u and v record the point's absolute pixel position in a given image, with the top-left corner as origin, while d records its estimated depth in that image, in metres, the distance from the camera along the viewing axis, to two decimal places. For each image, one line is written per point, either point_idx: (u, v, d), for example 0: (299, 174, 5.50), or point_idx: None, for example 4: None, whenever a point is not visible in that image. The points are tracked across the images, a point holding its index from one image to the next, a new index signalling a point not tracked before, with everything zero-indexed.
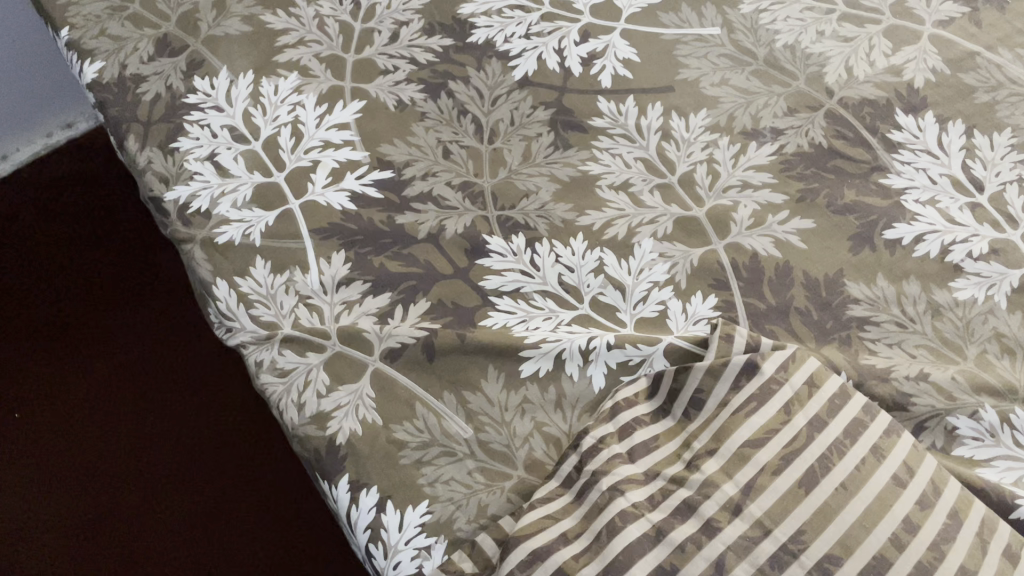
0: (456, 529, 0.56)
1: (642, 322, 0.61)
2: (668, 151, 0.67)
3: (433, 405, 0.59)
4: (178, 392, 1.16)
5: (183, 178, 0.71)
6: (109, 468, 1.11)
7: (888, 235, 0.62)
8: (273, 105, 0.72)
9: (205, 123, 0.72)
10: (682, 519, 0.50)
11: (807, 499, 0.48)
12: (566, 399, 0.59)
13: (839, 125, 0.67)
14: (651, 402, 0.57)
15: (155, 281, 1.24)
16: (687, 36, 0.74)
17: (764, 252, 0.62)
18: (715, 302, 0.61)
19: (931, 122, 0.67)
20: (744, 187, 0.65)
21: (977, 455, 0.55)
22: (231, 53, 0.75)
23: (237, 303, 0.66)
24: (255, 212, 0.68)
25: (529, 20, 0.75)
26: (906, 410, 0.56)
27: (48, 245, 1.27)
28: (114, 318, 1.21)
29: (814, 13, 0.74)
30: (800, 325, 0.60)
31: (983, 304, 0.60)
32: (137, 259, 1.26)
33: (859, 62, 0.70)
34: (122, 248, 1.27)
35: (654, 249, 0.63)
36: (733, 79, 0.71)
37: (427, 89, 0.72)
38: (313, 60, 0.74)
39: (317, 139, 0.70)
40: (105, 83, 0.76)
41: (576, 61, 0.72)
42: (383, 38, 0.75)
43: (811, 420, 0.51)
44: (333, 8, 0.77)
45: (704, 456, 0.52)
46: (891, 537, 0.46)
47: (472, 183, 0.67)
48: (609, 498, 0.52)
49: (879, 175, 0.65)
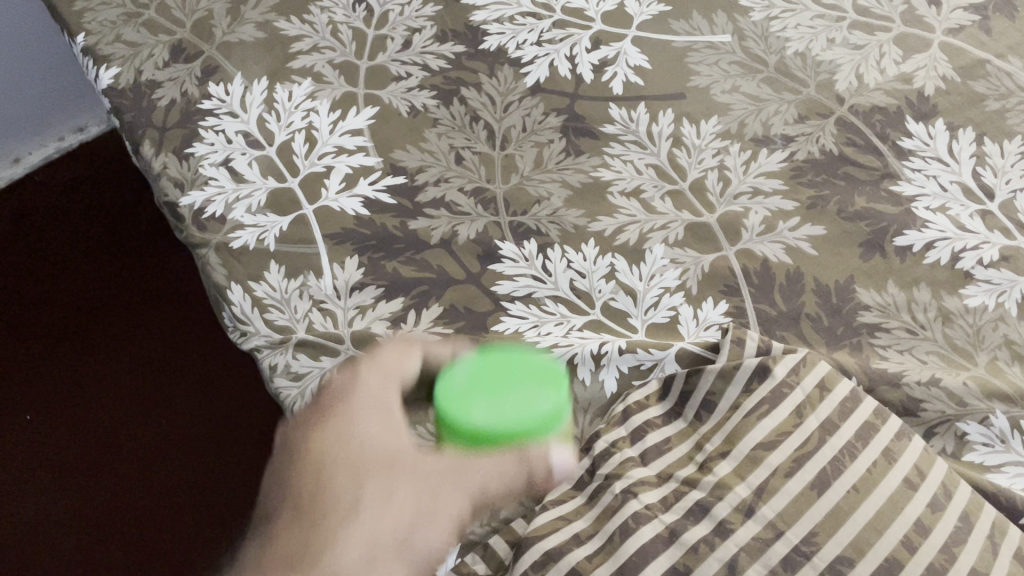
0: (470, 531, 0.56)
1: (653, 327, 0.61)
2: (678, 157, 0.68)
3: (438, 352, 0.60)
4: (187, 394, 1.16)
5: (198, 184, 0.71)
6: (118, 473, 1.11)
7: (899, 243, 0.63)
8: (287, 111, 0.73)
9: (220, 129, 0.73)
10: (695, 521, 0.50)
11: (819, 501, 0.48)
12: (579, 403, 0.60)
13: (850, 132, 0.68)
14: (662, 404, 0.58)
15: (166, 287, 1.25)
16: (698, 43, 0.74)
17: (775, 258, 0.63)
18: (727, 308, 0.61)
19: (942, 129, 0.67)
20: (755, 194, 0.66)
21: (988, 461, 0.55)
22: (246, 59, 0.76)
23: (252, 307, 0.66)
24: (269, 217, 0.68)
25: (541, 27, 0.76)
26: (917, 416, 0.57)
27: (59, 249, 1.27)
28: (125, 324, 1.22)
29: (825, 21, 0.74)
30: (810, 331, 0.60)
31: (994, 310, 0.60)
32: (147, 266, 1.27)
33: (869, 69, 0.71)
34: (133, 254, 1.27)
35: (666, 255, 0.63)
36: (744, 87, 0.71)
37: (439, 96, 0.73)
38: (327, 66, 0.75)
39: (330, 145, 0.71)
40: (120, 89, 0.76)
41: (587, 68, 0.73)
42: (396, 44, 0.76)
43: (824, 423, 0.51)
44: (347, 15, 0.78)
45: (717, 458, 0.52)
46: (904, 539, 0.47)
47: (484, 189, 0.68)
48: (622, 500, 0.52)
49: (890, 182, 0.65)
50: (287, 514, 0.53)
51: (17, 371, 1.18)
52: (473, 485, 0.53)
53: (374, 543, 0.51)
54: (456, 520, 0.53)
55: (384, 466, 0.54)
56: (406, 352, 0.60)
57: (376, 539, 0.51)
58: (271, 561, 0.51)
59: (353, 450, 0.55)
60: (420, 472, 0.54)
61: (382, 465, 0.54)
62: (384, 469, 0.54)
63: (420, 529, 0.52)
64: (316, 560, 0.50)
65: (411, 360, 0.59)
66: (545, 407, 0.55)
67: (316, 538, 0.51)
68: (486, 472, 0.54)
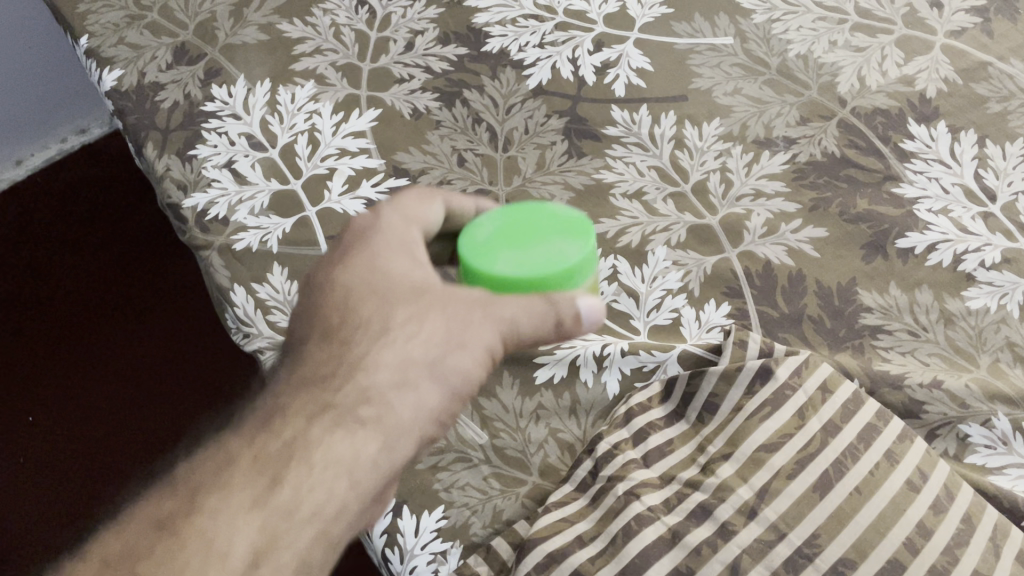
0: (473, 533, 0.56)
1: (655, 330, 0.62)
2: (681, 159, 0.68)
3: (458, 206, 0.55)
4: (190, 388, 1.13)
5: (201, 186, 0.71)
6: (119, 468, 1.07)
7: (900, 245, 0.63)
8: (289, 113, 0.73)
9: (222, 131, 0.73)
10: (698, 522, 0.50)
11: (822, 503, 0.48)
12: (580, 404, 0.59)
13: (852, 134, 0.68)
14: (664, 407, 0.58)
15: (164, 283, 1.23)
16: (700, 45, 0.75)
17: (777, 260, 0.63)
18: (729, 310, 0.61)
19: (944, 131, 0.67)
20: (757, 196, 0.66)
21: (989, 463, 0.55)
22: (249, 61, 0.76)
23: (255, 309, 0.66)
24: (272, 219, 0.68)
25: (543, 30, 0.76)
26: (918, 418, 0.57)
27: (60, 252, 1.27)
28: (123, 322, 1.20)
29: (826, 23, 0.74)
30: (813, 333, 0.60)
31: (996, 312, 0.60)
32: (146, 264, 1.25)
33: (871, 72, 0.71)
34: (131, 253, 1.26)
35: (668, 257, 0.64)
36: (746, 89, 0.71)
37: (442, 98, 0.73)
38: (330, 68, 0.75)
39: (333, 147, 0.71)
40: (123, 91, 0.76)
41: (589, 70, 0.73)
42: (399, 46, 0.76)
43: (826, 425, 0.51)
44: (349, 17, 0.78)
45: (719, 460, 0.53)
46: (906, 541, 0.47)
47: (487, 191, 0.68)
48: (624, 502, 0.52)
49: (892, 184, 0.65)
50: (315, 338, 0.48)
51: (15, 373, 1.16)
52: (509, 312, 0.47)
53: (408, 364, 0.46)
54: (490, 342, 0.47)
55: (412, 305, 0.48)
56: (428, 198, 0.54)
57: (412, 362, 0.46)
58: (301, 375, 0.47)
59: (378, 275, 0.49)
60: (451, 301, 0.48)
61: (411, 292, 0.48)
62: (412, 297, 0.48)
63: (454, 351, 0.47)
64: (354, 369, 0.46)
65: (434, 205, 0.54)
66: (576, 254, 0.51)
67: (344, 354, 0.47)
68: (515, 303, 0.47)
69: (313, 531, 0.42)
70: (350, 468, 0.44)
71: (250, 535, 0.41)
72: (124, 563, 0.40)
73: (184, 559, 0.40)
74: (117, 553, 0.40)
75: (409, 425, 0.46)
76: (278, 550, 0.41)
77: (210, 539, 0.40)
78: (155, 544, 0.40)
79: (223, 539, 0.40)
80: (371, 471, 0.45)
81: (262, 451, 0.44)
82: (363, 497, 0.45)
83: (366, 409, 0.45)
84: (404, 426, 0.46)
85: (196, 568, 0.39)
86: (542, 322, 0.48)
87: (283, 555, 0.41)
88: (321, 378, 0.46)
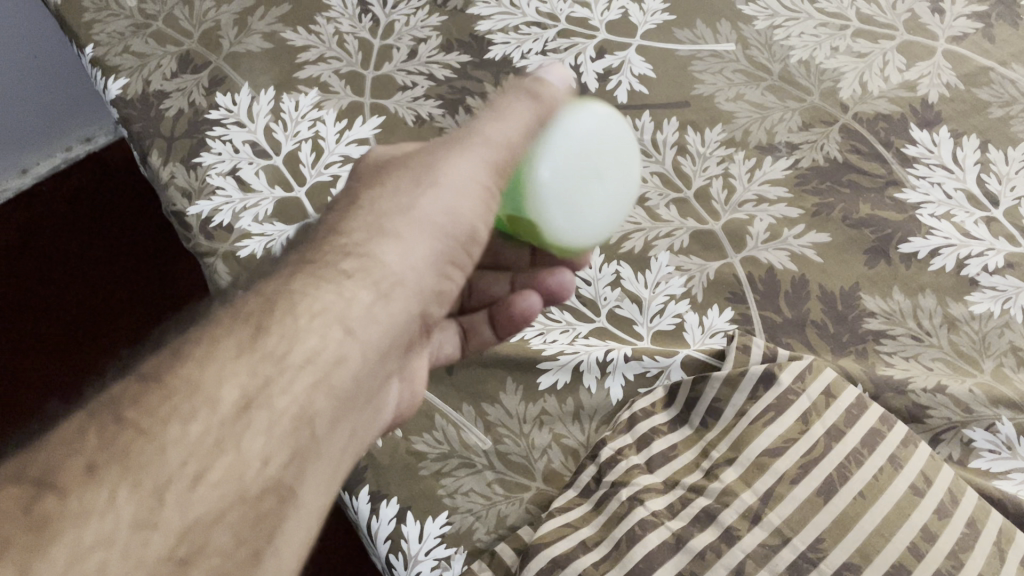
0: (476, 539, 0.56)
1: (658, 335, 0.62)
2: (683, 165, 0.68)
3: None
4: None
5: (206, 193, 0.71)
6: None
7: (904, 249, 0.63)
8: (293, 121, 0.73)
9: (227, 138, 0.73)
10: (702, 528, 0.50)
11: (826, 507, 0.48)
12: (584, 410, 0.60)
13: (855, 139, 0.68)
14: (669, 411, 0.58)
15: (157, 298, 1.25)
16: (702, 52, 0.75)
17: (780, 265, 0.63)
18: (732, 314, 0.62)
19: (946, 137, 0.67)
20: (759, 202, 0.66)
21: (994, 468, 0.55)
22: (253, 70, 0.77)
23: None
24: (277, 226, 0.69)
25: (546, 37, 0.76)
26: (922, 422, 0.57)
27: (53, 265, 1.28)
28: (119, 338, 1.22)
29: (828, 30, 0.74)
30: (816, 338, 0.60)
31: (999, 317, 0.60)
32: (139, 280, 1.26)
33: (873, 77, 0.71)
34: (125, 273, 1.27)
35: (671, 263, 0.64)
36: (748, 95, 0.72)
37: (445, 106, 0.74)
38: (333, 76, 0.75)
39: (337, 154, 0.71)
40: (128, 99, 0.77)
41: (592, 77, 0.73)
42: (401, 54, 0.77)
43: (829, 429, 0.51)
44: (353, 25, 0.78)
45: (723, 465, 0.53)
46: (911, 545, 0.47)
47: None
48: (629, 507, 0.52)
49: (894, 190, 0.65)
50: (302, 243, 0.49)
51: (10, 386, 1.17)
52: (475, 144, 0.49)
53: (381, 217, 0.48)
54: (467, 175, 0.49)
55: (382, 176, 0.50)
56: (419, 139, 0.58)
57: (384, 214, 0.48)
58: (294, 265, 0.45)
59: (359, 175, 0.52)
60: (418, 160, 0.50)
61: (382, 169, 0.51)
62: (386, 171, 0.51)
63: (425, 192, 0.48)
64: (330, 233, 0.47)
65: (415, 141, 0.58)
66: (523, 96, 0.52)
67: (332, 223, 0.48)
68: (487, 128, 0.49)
69: (309, 378, 0.40)
70: (341, 315, 0.43)
71: (241, 383, 0.38)
72: (109, 409, 0.36)
73: (174, 404, 0.36)
74: (101, 402, 0.36)
75: (398, 272, 0.46)
76: (272, 396, 0.38)
77: (198, 382, 0.37)
78: (146, 393, 0.36)
79: (213, 387, 0.37)
80: (363, 317, 0.44)
81: (245, 310, 0.41)
82: (361, 347, 0.43)
83: (349, 262, 0.45)
84: (392, 273, 0.46)
85: (186, 414, 0.36)
86: (513, 141, 0.49)
87: (277, 401, 0.38)
88: (311, 247, 0.46)
